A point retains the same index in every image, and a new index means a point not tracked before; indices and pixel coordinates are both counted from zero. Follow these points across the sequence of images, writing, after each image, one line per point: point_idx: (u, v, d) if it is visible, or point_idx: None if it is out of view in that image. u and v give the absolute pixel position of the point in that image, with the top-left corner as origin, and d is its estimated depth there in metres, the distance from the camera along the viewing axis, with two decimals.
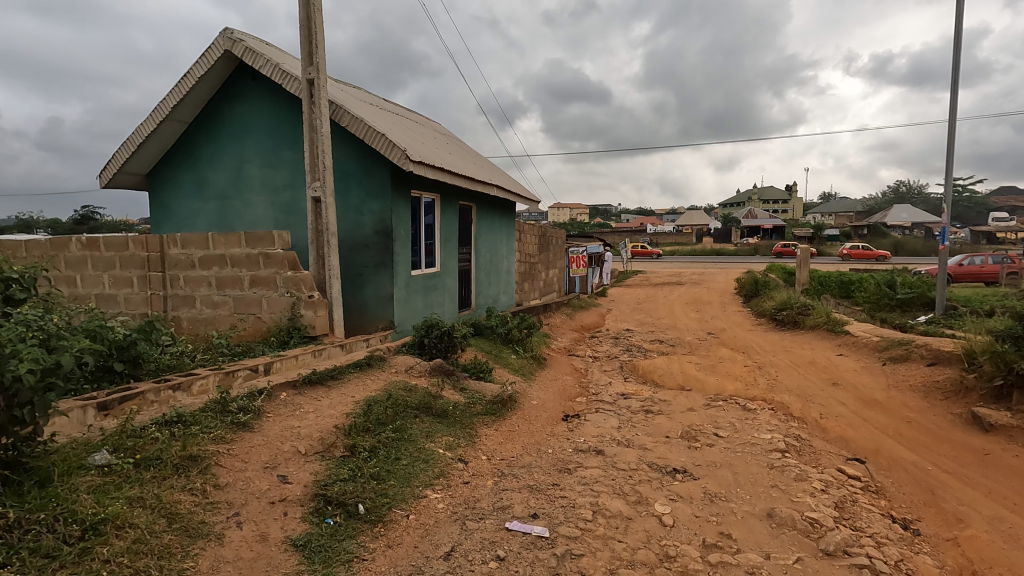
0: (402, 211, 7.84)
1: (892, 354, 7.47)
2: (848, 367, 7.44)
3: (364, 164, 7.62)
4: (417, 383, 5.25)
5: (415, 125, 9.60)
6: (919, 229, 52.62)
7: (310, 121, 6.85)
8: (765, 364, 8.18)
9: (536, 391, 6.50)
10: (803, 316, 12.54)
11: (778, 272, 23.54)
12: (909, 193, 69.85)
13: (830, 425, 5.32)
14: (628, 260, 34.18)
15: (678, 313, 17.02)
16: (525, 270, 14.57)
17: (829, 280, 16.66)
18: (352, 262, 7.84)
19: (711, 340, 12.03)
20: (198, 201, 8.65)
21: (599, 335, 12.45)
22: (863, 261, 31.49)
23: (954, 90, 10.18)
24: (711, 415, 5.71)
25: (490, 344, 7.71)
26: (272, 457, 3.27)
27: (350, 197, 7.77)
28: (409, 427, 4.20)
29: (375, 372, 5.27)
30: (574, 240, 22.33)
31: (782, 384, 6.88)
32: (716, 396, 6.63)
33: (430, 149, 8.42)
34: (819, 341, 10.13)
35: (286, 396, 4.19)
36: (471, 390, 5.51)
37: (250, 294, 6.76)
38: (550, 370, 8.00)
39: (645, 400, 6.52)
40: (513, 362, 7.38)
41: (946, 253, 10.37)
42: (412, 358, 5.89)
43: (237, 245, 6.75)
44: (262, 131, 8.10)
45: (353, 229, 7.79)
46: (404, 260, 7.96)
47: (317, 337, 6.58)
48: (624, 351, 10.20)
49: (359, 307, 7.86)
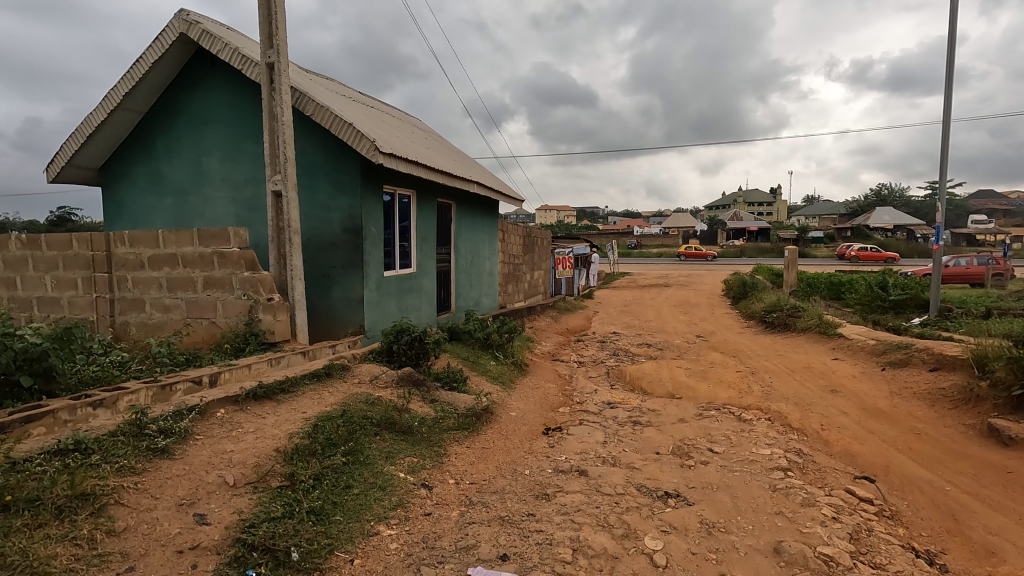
0: (373, 208, 7.31)
1: (892, 358, 7.10)
2: (845, 372, 7.06)
3: (331, 157, 7.09)
4: (381, 395, 4.74)
5: (390, 118, 9.09)
6: (902, 231, 53.07)
7: (270, 109, 6.31)
8: (758, 369, 7.77)
9: (515, 401, 6.01)
10: (794, 318, 12.21)
11: (765, 274, 23.33)
12: (891, 196, 70.62)
13: (833, 438, 4.90)
14: (615, 262, 33.81)
15: (666, 315, 16.65)
16: (509, 271, 14.09)
17: (818, 282, 16.40)
18: (319, 262, 7.29)
19: (700, 344, 11.64)
20: (155, 196, 8.05)
21: (585, 339, 12.00)
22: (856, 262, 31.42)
23: (948, 88, 9.92)
24: (704, 427, 5.27)
25: (468, 350, 7.21)
26: (192, 491, 2.74)
27: (316, 193, 7.23)
28: (365, 448, 3.68)
29: (334, 383, 4.75)
30: (560, 241, 21.90)
31: (778, 392, 6.46)
32: (709, 405, 6.19)
33: (404, 142, 7.91)
34: (812, 344, 9.78)
35: (224, 414, 3.66)
36: (442, 402, 5.01)
37: (204, 297, 6.19)
38: (532, 377, 7.51)
39: (633, 410, 6.06)
40: (491, 369, 6.88)
41: (940, 254, 10.08)
42: (378, 366, 5.38)
43: (189, 243, 6.18)
44: (223, 122, 7.54)
45: (320, 227, 7.24)
46: (375, 260, 7.43)
47: (276, 344, 6.03)
48: (610, 356, 9.75)
49: (327, 311, 7.33)
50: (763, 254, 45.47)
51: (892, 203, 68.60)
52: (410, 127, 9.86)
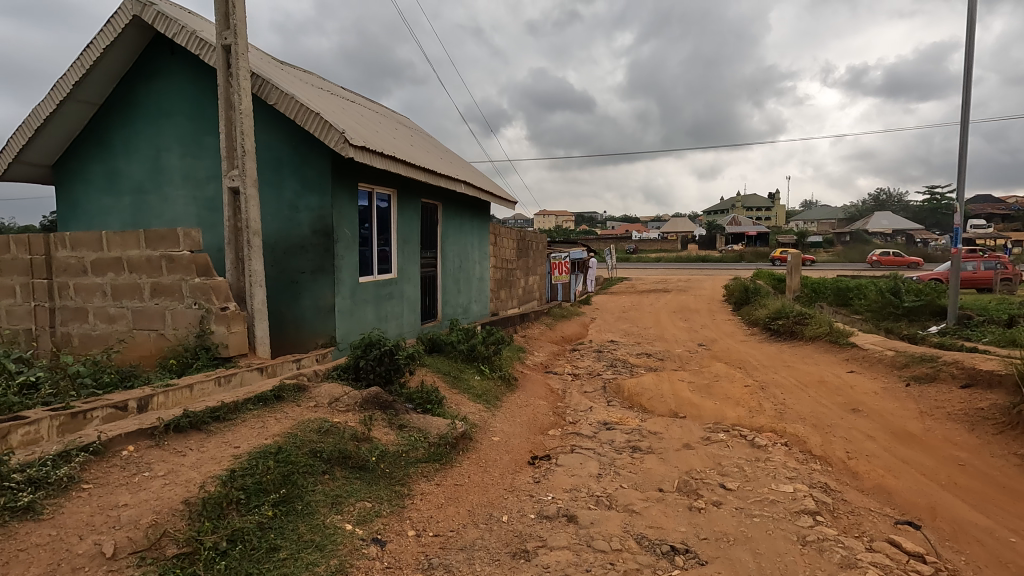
0: (346, 208, 6.68)
1: (916, 373, 6.44)
2: (865, 388, 6.42)
3: (299, 152, 6.45)
4: (339, 422, 4.08)
5: (369, 112, 8.47)
6: (901, 236, 52.60)
7: (227, 96, 5.67)
8: (768, 384, 7.12)
9: (500, 423, 5.34)
10: (801, 326, 11.56)
11: (766, 279, 22.70)
12: (891, 200, 70.24)
13: (862, 469, 4.25)
14: (612, 268, 33.20)
15: (665, 322, 16.01)
16: (501, 277, 13.43)
17: (823, 287, 15.75)
18: (287, 267, 6.64)
19: (703, 353, 11.01)
20: (111, 195, 7.38)
21: (581, 348, 11.35)
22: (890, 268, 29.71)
23: (966, 84, 9.38)
24: (713, 454, 4.61)
25: (450, 363, 6.55)
26: (48, 570, 2.09)
27: (284, 191, 6.58)
28: (305, 494, 3.01)
29: (285, 408, 4.09)
30: (557, 245, 21.27)
31: (793, 411, 5.80)
32: (716, 427, 5.53)
33: (382, 137, 7.28)
34: (823, 355, 9.12)
35: (132, 452, 3.00)
36: (412, 427, 4.33)
37: (151, 306, 5.52)
38: (521, 393, 6.86)
39: (632, 433, 5.40)
40: (475, 386, 6.22)
41: (958, 258, 9.47)
42: (342, 386, 4.73)
43: (135, 246, 5.51)
44: (184, 115, 6.91)
45: (287, 228, 6.59)
46: (349, 265, 6.79)
47: (231, 359, 5.36)
48: (607, 368, 9.10)
49: (295, 321, 6.66)
50: (764, 259, 44.96)
51: (891, 207, 68.15)
52: (393, 123, 9.25)
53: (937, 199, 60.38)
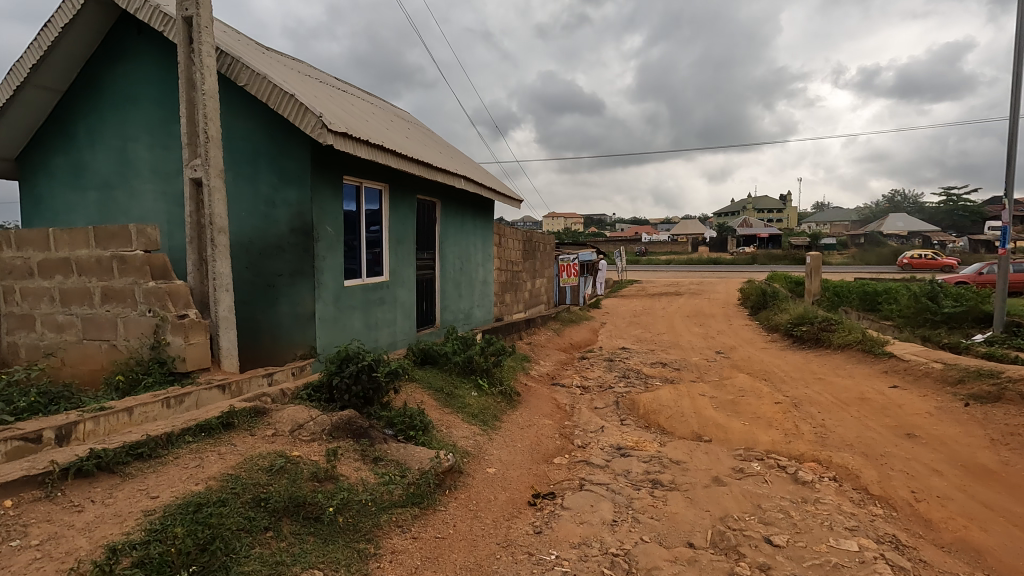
0: (329, 203, 6.00)
1: (975, 391, 5.62)
2: (916, 407, 5.62)
3: (276, 141, 5.78)
4: (299, 456, 3.37)
5: (361, 101, 7.83)
6: (919, 237, 51.23)
7: (189, 76, 5.01)
8: (802, 401, 6.33)
9: (497, 450, 4.61)
10: (828, 333, 10.72)
11: (783, 282, 21.77)
12: (908, 202, 68.70)
13: (936, 518, 3.48)
14: (622, 270, 32.42)
15: (680, 328, 15.19)
16: (506, 279, 12.71)
17: (848, 291, 14.82)
18: (263, 269, 5.97)
19: (721, 362, 10.22)
20: (77, 190, 6.76)
21: (590, 357, 10.59)
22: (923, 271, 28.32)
23: (1016, 70, 8.55)
24: (749, 493, 3.85)
25: (443, 377, 5.84)
26: None
27: (259, 185, 5.91)
28: (232, 564, 2.29)
29: (234, 437, 3.40)
30: (566, 247, 20.52)
31: (837, 435, 5.01)
32: (748, 456, 4.76)
33: (371, 126, 6.62)
34: (857, 366, 8.29)
35: (6, 512, 2.33)
36: (389, 461, 3.63)
37: (102, 314, 4.86)
38: (523, 410, 6.14)
39: (651, 461, 4.65)
40: (471, 404, 5.49)
41: (1007, 260, 8.59)
42: (311, 408, 4.04)
43: (84, 245, 4.86)
44: (152, 101, 6.26)
45: (263, 226, 5.92)
46: (332, 267, 6.11)
47: (190, 374, 4.68)
48: (619, 379, 8.36)
49: (272, 329, 5.99)
50: (777, 262, 43.94)
51: (907, 209, 66.61)
52: (388, 115, 8.62)
53: (956, 200, 58.83)
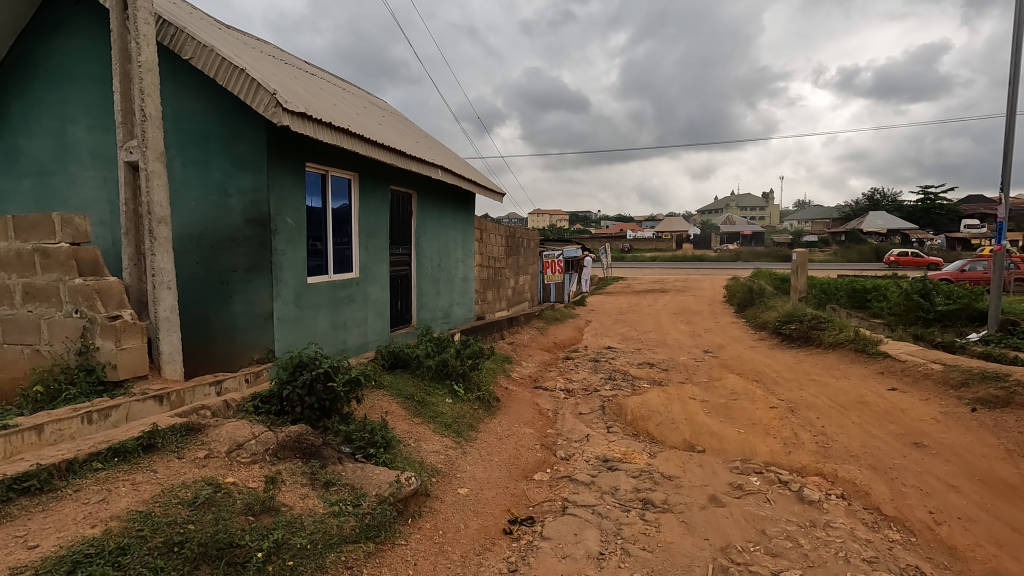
0: (289, 192, 5.47)
1: (982, 395, 5.30)
2: (920, 412, 5.28)
3: (228, 122, 5.24)
4: (231, 484, 2.87)
5: (331, 86, 7.33)
6: (898, 235, 51.79)
7: (123, 46, 4.45)
8: (799, 405, 5.96)
9: (471, 467, 4.14)
10: (818, 332, 10.42)
11: (768, 279, 21.57)
12: (888, 200, 69.56)
13: (961, 545, 3.09)
14: (607, 268, 32.16)
15: (666, 325, 14.86)
16: (488, 276, 12.24)
17: (836, 288, 14.58)
18: (215, 264, 5.42)
19: (710, 362, 9.88)
20: (11, 178, 6.14)
21: (575, 357, 10.17)
22: (906, 268, 28.39)
23: (1015, 60, 8.28)
24: (752, 515, 3.44)
25: (414, 383, 5.35)
26: None
27: (210, 172, 5.36)
28: None
29: (155, 461, 2.89)
30: (551, 243, 20.12)
31: (840, 445, 4.63)
32: (746, 469, 4.36)
33: (337, 110, 6.11)
34: (851, 367, 7.97)
35: None
36: (342, 487, 3.14)
37: (24, 315, 4.30)
38: (502, 417, 5.69)
39: (641, 477, 4.22)
40: (444, 413, 5.02)
41: (1003, 256, 8.33)
42: (255, 423, 3.54)
43: (2, 237, 4.27)
44: (92, 78, 5.66)
45: (215, 217, 5.37)
46: (293, 262, 5.59)
47: (123, 383, 4.14)
48: (605, 381, 7.95)
49: (226, 330, 5.45)
50: (761, 259, 44.06)
51: (888, 206, 67.39)
52: (360, 102, 8.14)
53: (935, 198, 59.61)
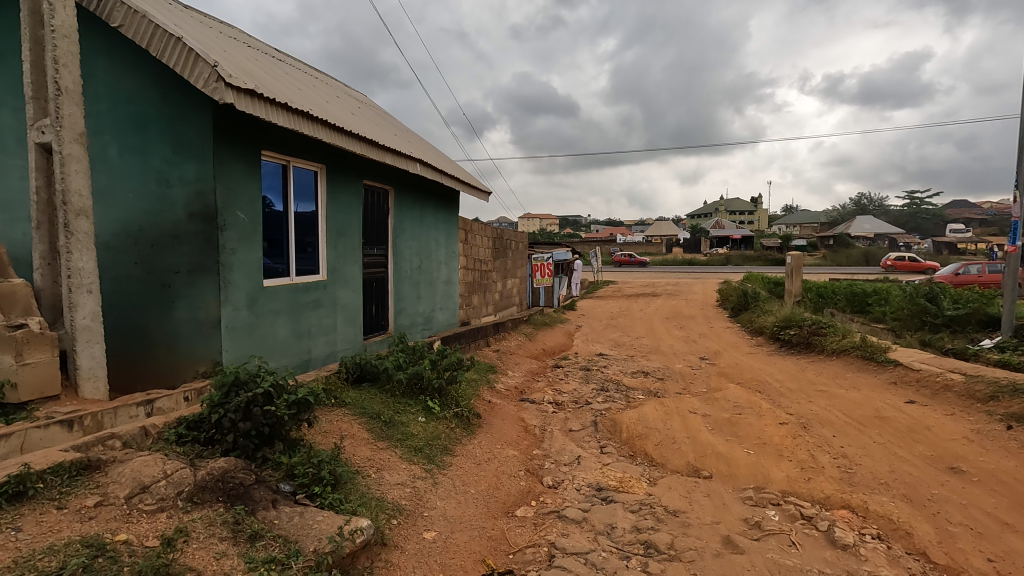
0: (241, 183, 4.83)
1: (1016, 411, 4.77)
2: (948, 430, 4.74)
3: (169, 103, 4.59)
4: (120, 543, 2.21)
5: (298, 71, 6.74)
6: (886, 238, 51.88)
7: (35, 8, 3.79)
8: (811, 421, 5.40)
9: (441, 503, 3.52)
10: (820, 337, 9.92)
11: (761, 283, 21.15)
12: (875, 204, 69.91)
13: None
14: (597, 271, 31.73)
15: (659, 331, 14.32)
16: (474, 280, 11.63)
17: (834, 291, 14.12)
18: (156, 265, 4.73)
19: (707, 370, 9.34)
20: None
21: (565, 365, 9.58)
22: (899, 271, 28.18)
23: None
24: (778, 565, 2.86)
25: (382, 400, 4.72)
26: None
27: (149, 160, 4.70)
28: None
29: (21, 516, 2.24)
30: (540, 246, 19.59)
31: (866, 470, 4.07)
32: (761, 500, 3.78)
33: (299, 93, 5.49)
34: (860, 376, 7.44)
35: None
36: (271, 540, 2.50)
37: None
38: (484, 436, 5.08)
39: (641, 513, 3.62)
40: (415, 433, 4.39)
41: (1017, 257, 7.86)
42: (174, 456, 2.89)
43: None
44: (17, 54, 4.98)
45: (155, 211, 4.70)
46: (246, 263, 4.93)
47: (26, 405, 3.47)
48: (598, 392, 7.37)
49: (167, 340, 4.77)
50: (751, 263, 43.87)
51: (875, 211, 67.73)
52: (332, 92, 7.56)
53: (922, 202, 59.92)
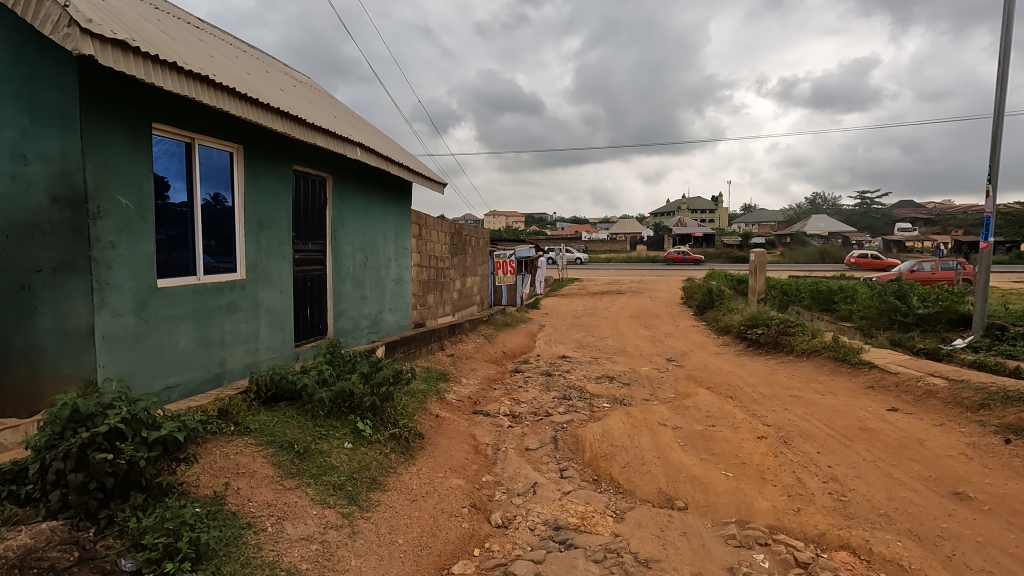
0: (123, 162, 3.97)
1: (1012, 422, 4.34)
2: (942, 445, 4.27)
3: (26, 59, 3.68)
4: None
5: (213, 40, 5.86)
6: (840, 237, 53.38)
7: None
8: (792, 434, 4.88)
9: (356, 564, 2.77)
10: (789, 337, 9.55)
11: (726, 280, 20.98)
12: (830, 204, 71.98)
13: None
14: (561, 269, 31.31)
15: (624, 330, 13.82)
16: (429, 278, 10.83)
17: (798, 289, 13.90)
18: (13, 262, 3.80)
19: (675, 373, 8.82)
20: None
21: (525, 370, 8.91)
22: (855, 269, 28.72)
23: None
24: None
25: (299, 424, 3.93)
26: None
27: (3, 131, 3.77)
28: None
29: None
30: (503, 243, 18.89)
31: (862, 498, 3.53)
32: (746, 540, 3.19)
33: (204, 59, 4.66)
34: (834, 380, 7.02)
35: None
36: None
37: None
38: (424, 460, 4.36)
39: (606, 564, 2.97)
40: (336, 465, 3.63)
41: (990, 254, 7.60)
42: None
43: None
44: None
45: (10, 196, 3.78)
46: (130, 259, 4.06)
47: None
48: (560, 401, 6.72)
49: (27, 355, 3.85)
50: (713, 260, 44.26)
51: (830, 210, 69.73)
52: (259, 67, 6.68)
53: (873, 202, 61.97)
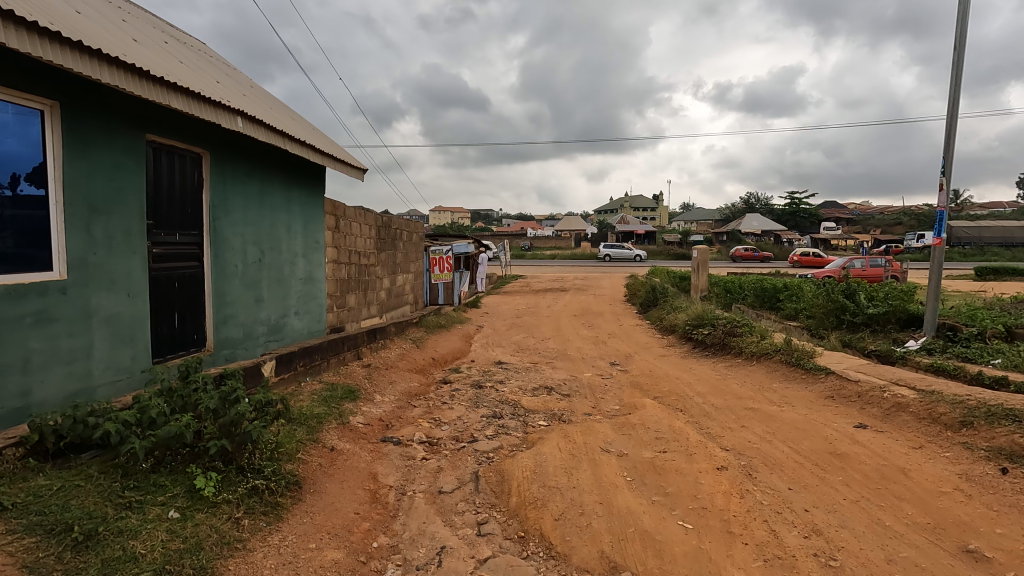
0: None
1: (1006, 448, 3.72)
2: (930, 477, 3.60)
3: None
4: None
5: None
6: (772, 236, 55.36)
7: None
8: (755, 464, 4.11)
9: None
10: (736, 339, 8.98)
11: (668, 278, 20.66)
12: (763, 203, 74.83)
13: None
14: (504, 266, 30.43)
15: (566, 331, 13.03)
16: (349, 276, 9.57)
17: (741, 286, 13.57)
18: None
19: (620, 380, 8.04)
20: None
21: (453, 380, 7.87)
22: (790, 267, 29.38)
23: None
24: None
25: (96, 492, 2.74)
26: None
27: None
28: None
29: None
30: (441, 238, 17.70)
31: (857, 563, 2.74)
32: None
33: None
34: (790, 388, 6.41)
35: None
36: None
37: None
38: (293, 524, 3.24)
39: None
40: (141, 554, 2.48)
41: (942, 252, 7.23)
42: None
43: None
44: None
45: None
46: None
47: None
48: (489, 421, 5.74)
49: None
50: (655, 257, 44.79)
51: (763, 209, 72.46)
52: (113, 14, 5.29)
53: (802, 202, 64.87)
